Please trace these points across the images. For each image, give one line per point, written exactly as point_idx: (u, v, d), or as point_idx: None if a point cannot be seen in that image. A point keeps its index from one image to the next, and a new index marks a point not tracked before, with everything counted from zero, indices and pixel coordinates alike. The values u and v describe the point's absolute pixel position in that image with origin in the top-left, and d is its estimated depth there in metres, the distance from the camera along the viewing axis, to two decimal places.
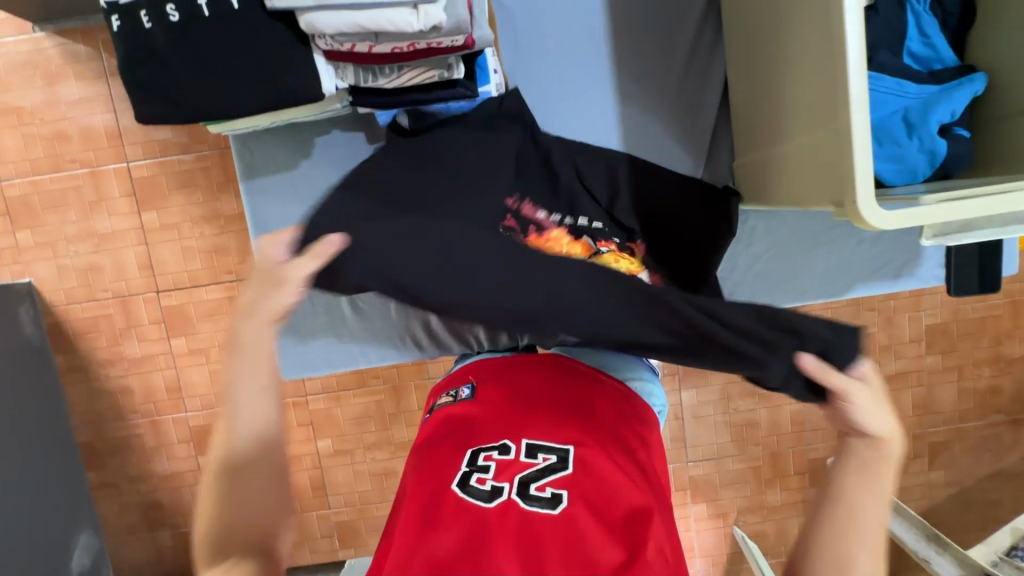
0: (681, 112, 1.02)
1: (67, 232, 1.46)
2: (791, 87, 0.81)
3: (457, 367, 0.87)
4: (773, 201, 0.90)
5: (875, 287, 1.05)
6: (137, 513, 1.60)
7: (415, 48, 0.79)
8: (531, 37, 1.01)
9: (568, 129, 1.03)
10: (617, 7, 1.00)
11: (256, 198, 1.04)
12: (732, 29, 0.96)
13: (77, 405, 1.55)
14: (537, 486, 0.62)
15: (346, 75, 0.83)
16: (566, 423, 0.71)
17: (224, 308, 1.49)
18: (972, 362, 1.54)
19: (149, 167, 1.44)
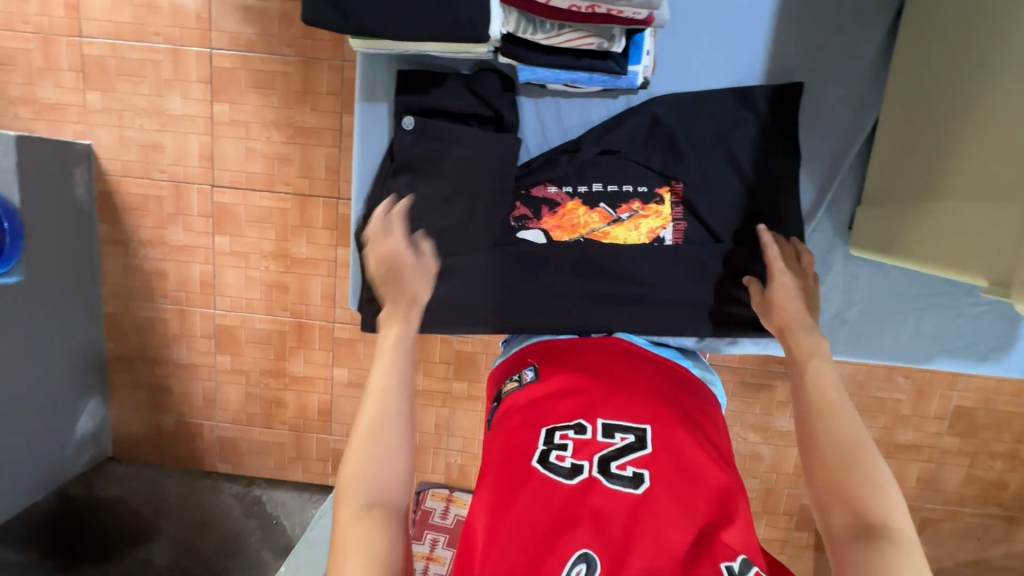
0: (823, 147, 0.99)
1: (138, 104, 1.44)
2: (970, 157, 0.79)
3: (515, 352, 0.92)
4: (907, 254, 0.88)
5: (955, 364, 1.04)
6: (146, 392, 1.63)
7: (592, 11, 0.75)
8: (686, 34, 0.96)
9: (691, 142, 0.98)
10: (785, 17, 0.96)
11: (369, 124, 1.01)
12: (904, 78, 0.92)
13: (110, 277, 1.55)
14: (617, 464, 0.68)
15: (508, 21, 0.79)
16: (641, 404, 0.75)
17: (274, 218, 1.48)
18: (988, 452, 1.53)
19: (232, 59, 1.41)
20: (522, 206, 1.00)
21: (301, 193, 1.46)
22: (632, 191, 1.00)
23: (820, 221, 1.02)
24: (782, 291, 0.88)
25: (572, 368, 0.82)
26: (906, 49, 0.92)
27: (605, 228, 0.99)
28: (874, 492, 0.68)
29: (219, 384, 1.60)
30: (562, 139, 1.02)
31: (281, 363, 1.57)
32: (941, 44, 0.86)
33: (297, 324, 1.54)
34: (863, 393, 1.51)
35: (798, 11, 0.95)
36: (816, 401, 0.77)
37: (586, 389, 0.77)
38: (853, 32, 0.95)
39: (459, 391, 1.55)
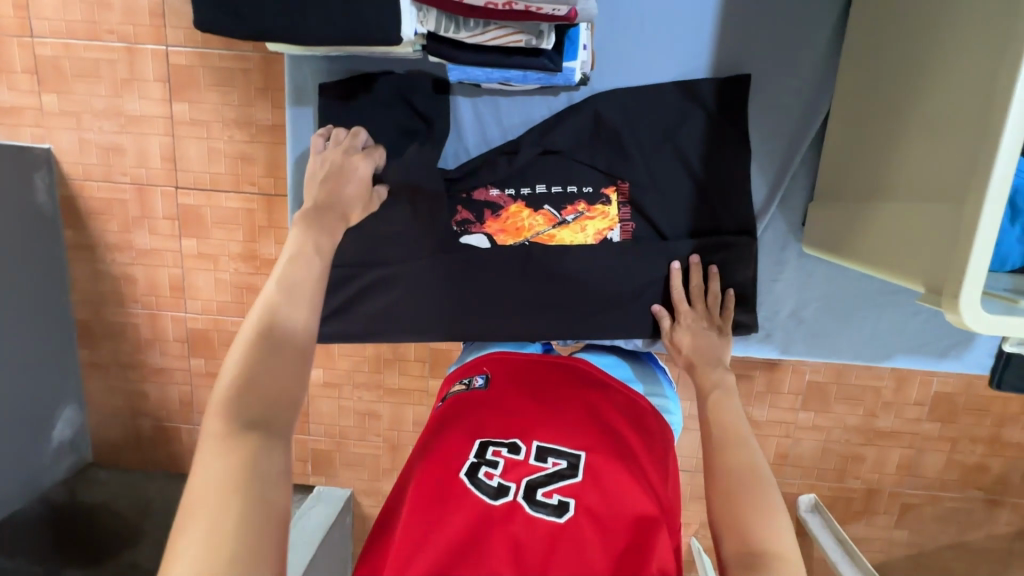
0: (774, 141, 0.96)
1: (95, 105, 1.41)
2: (912, 153, 0.76)
3: (470, 359, 0.91)
4: (852, 255, 0.85)
5: (912, 360, 1.02)
6: (122, 397, 1.62)
7: (510, 8, 0.70)
8: (629, 26, 0.93)
9: (639, 138, 0.95)
10: (734, 5, 0.91)
11: (299, 127, 0.98)
12: (854, 70, 0.88)
13: (79, 283, 1.53)
14: (544, 492, 0.66)
15: (427, 20, 0.75)
16: (580, 428, 0.74)
17: (240, 219, 1.45)
18: (969, 436, 1.52)
19: (188, 56, 1.36)
20: (463, 212, 0.97)
21: (266, 193, 1.43)
22: (576, 191, 0.97)
23: (773, 218, 0.99)
24: (685, 334, 0.90)
25: (518, 386, 0.80)
26: (857, 37, 0.88)
27: (549, 231, 0.96)
28: (757, 508, 0.64)
29: (195, 388, 1.59)
30: (502, 139, 0.99)
31: None
32: (889, 34, 0.82)
33: None
34: (843, 381, 1.50)
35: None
36: (722, 434, 0.74)
37: (528, 409, 0.76)
38: (804, 18, 0.91)
39: (436, 389, 1.54)
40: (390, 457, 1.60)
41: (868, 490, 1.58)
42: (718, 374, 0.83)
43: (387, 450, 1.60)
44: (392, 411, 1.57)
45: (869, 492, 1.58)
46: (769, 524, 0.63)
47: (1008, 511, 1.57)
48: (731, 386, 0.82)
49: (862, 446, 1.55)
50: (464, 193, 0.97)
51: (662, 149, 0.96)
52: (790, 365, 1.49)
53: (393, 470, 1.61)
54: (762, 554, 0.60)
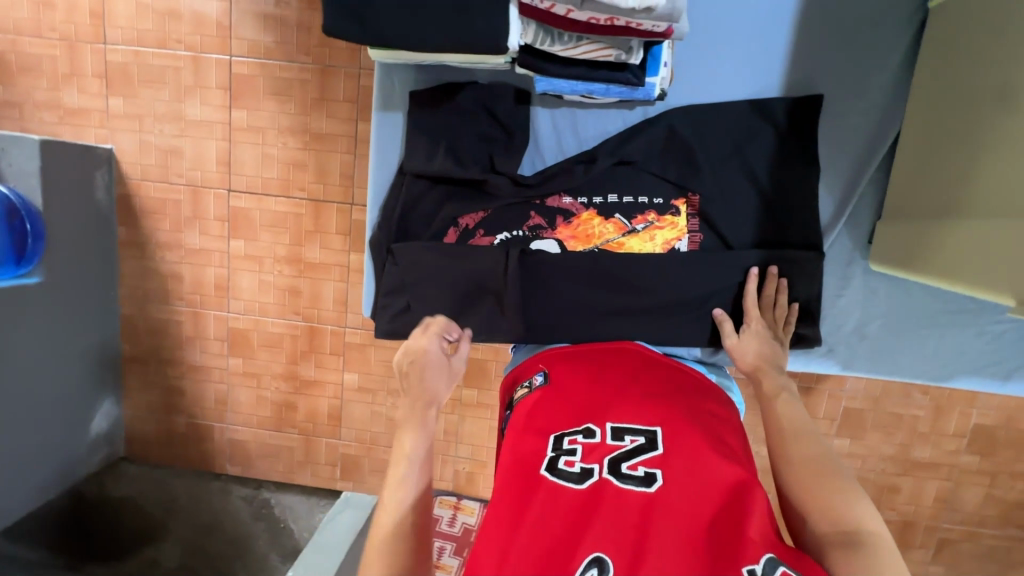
0: (842, 159, 0.98)
1: (158, 109, 1.47)
2: (988, 167, 0.77)
3: (527, 358, 0.93)
4: (924, 268, 0.86)
5: (978, 382, 1.02)
6: (159, 393, 1.65)
7: (610, 24, 0.73)
8: (705, 46, 0.96)
9: (708, 153, 0.97)
10: (804, 29, 0.95)
11: (384, 131, 1.02)
12: (924, 90, 0.90)
13: (127, 279, 1.58)
14: (628, 465, 0.68)
15: (526, 32, 0.77)
16: (649, 406, 0.76)
17: (288, 223, 1.50)
18: (1009, 472, 1.49)
19: (250, 66, 1.43)
20: (535, 219, 1.01)
21: (315, 199, 1.47)
22: (646, 201, 1.00)
23: (839, 234, 1.01)
24: (751, 336, 0.92)
25: (582, 375, 0.83)
26: (929, 57, 0.90)
27: (619, 239, 0.99)
28: (838, 492, 0.68)
29: (230, 386, 1.62)
30: (578, 149, 1.01)
31: (292, 367, 1.58)
32: (962, 54, 0.83)
33: (309, 329, 1.55)
34: (880, 409, 1.48)
35: (820, 22, 0.94)
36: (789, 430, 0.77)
37: (597, 394, 0.78)
38: (874, 44, 0.94)
39: (468, 398, 1.54)
40: None
41: (903, 523, 1.55)
42: (780, 379, 0.86)
43: None
44: None
45: (904, 525, 1.55)
46: (853, 502, 0.67)
47: None
48: (794, 393, 0.84)
49: (897, 476, 1.52)
50: (537, 200, 1.01)
51: (730, 164, 0.98)
52: (827, 390, 1.48)
53: None
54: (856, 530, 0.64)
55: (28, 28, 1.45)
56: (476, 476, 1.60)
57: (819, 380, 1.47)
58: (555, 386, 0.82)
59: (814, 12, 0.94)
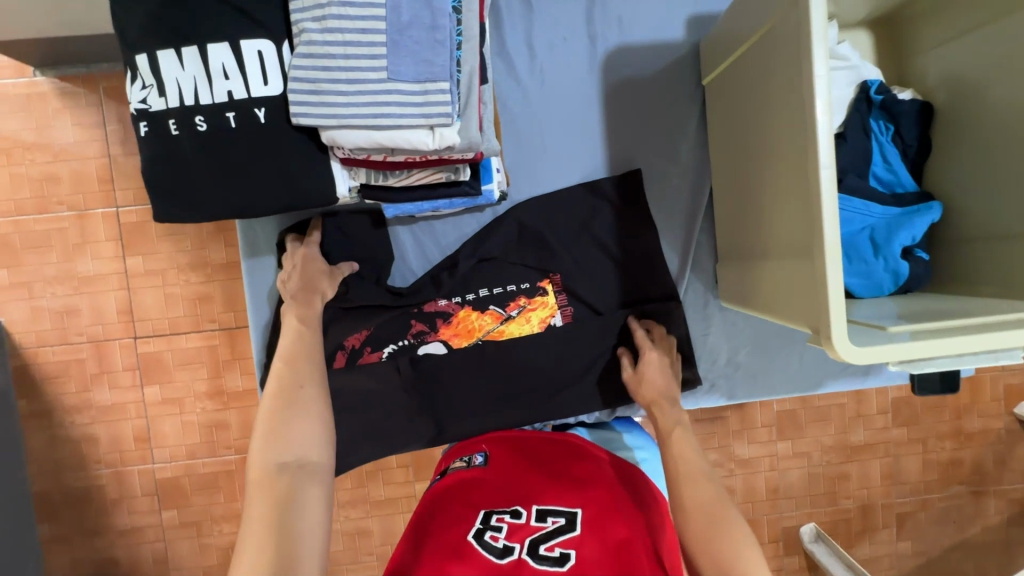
0: (674, 213, 1.07)
1: (47, 273, 1.44)
2: (765, 208, 0.81)
3: (463, 445, 0.97)
4: (755, 304, 0.89)
5: (842, 381, 1.11)
6: (88, 570, 1.51)
7: (426, 158, 0.83)
8: (531, 140, 1.05)
9: (560, 230, 1.06)
10: (613, 108, 1.05)
11: (255, 275, 1.04)
12: (720, 139, 0.98)
13: (36, 453, 1.47)
14: (546, 546, 0.69)
15: (357, 175, 0.87)
16: (574, 491, 0.78)
17: (203, 357, 1.46)
18: (935, 434, 1.60)
19: (139, 212, 1.44)
20: (415, 326, 1.03)
21: (227, 327, 1.46)
22: (515, 288, 1.05)
23: (689, 280, 1.09)
24: (650, 365, 0.96)
25: (514, 459, 0.87)
26: (717, 110, 0.98)
27: (497, 327, 1.03)
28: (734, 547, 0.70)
29: (168, 542, 1.51)
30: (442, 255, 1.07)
31: (233, 505, 1.50)
32: (732, 105, 0.91)
33: (244, 460, 1.49)
34: (807, 405, 1.57)
35: (621, 102, 1.05)
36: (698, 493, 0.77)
37: (528, 480, 0.81)
38: (677, 108, 1.05)
39: (424, 492, 1.51)
40: None
41: (862, 507, 1.61)
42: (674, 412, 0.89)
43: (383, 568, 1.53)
44: (381, 525, 1.52)
45: (863, 509, 1.61)
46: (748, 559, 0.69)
47: (993, 499, 1.62)
48: (688, 425, 0.88)
49: (843, 464, 1.60)
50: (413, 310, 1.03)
51: (585, 237, 1.06)
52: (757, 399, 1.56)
53: None
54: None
55: None
56: None
57: None
58: (489, 469, 0.85)
59: (614, 98, 1.05)
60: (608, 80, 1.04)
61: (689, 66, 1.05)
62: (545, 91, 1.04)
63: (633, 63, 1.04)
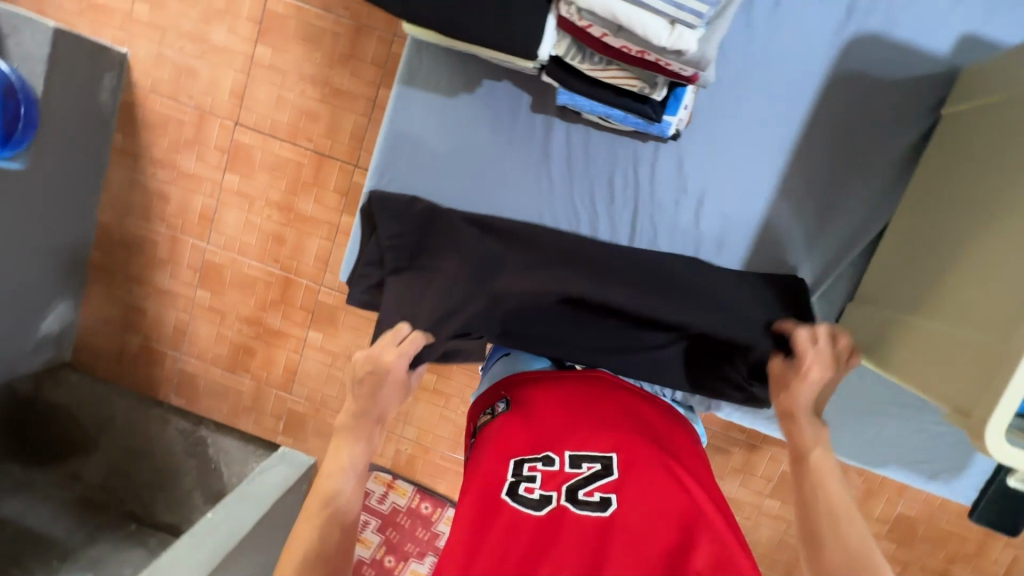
0: (835, 233, 0.97)
1: (183, 26, 1.44)
2: (965, 278, 0.77)
3: (491, 384, 0.91)
4: (880, 364, 0.86)
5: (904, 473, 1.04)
6: (118, 308, 1.62)
7: (641, 57, 0.73)
8: (732, 94, 0.95)
9: (713, 196, 0.98)
10: (832, 98, 0.94)
11: (401, 104, 1.00)
12: (923, 187, 0.91)
13: (113, 187, 1.54)
14: (585, 491, 0.68)
15: (559, 45, 0.77)
16: (608, 429, 0.76)
17: (288, 170, 1.48)
18: (919, 565, 1.55)
19: (285, 6, 1.41)
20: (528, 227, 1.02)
21: (320, 152, 1.46)
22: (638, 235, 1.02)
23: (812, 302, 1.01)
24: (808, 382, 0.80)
25: (544, 397, 0.82)
26: (937, 157, 0.90)
27: None
28: None
29: (192, 318, 1.59)
30: (583, 166, 1.01)
31: (259, 313, 1.57)
32: (966, 159, 0.84)
33: (285, 279, 1.54)
34: None
35: (843, 96, 0.94)
36: (811, 501, 0.71)
37: (562, 420, 0.78)
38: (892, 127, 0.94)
39: (427, 382, 1.55)
40: None
41: None
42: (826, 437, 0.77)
43: None
44: None
45: None
46: None
47: None
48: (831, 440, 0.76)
49: None
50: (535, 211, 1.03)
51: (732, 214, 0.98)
52: (770, 451, 1.52)
53: None
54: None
55: None
56: (416, 459, 1.60)
57: (764, 440, 1.50)
58: (515, 413, 0.81)
59: (841, 88, 0.94)
60: (842, 68, 0.93)
61: (929, 91, 0.93)
62: (772, 47, 0.93)
63: (877, 60, 0.92)
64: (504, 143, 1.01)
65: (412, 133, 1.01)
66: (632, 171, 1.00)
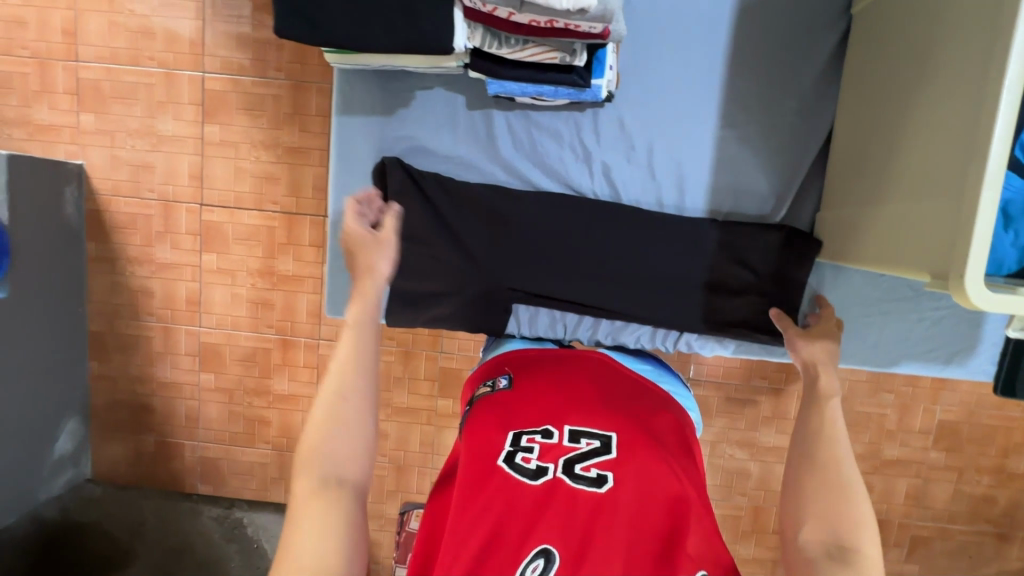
0: (786, 152, 0.98)
1: (130, 125, 1.48)
2: (905, 159, 0.79)
3: (490, 358, 0.94)
4: (857, 257, 0.88)
5: (922, 368, 1.03)
6: (127, 411, 1.62)
7: (551, 26, 0.75)
8: (651, 45, 0.97)
9: (662, 147, 0.99)
10: (745, 24, 0.96)
11: (344, 135, 1.01)
12: (853, 85, 0.93)
13: (96, 295, 1.56)
14: (582, 466, 0.70)
15: (474, 36, 0.79)
16: (608, 413, 0.78)
17: (261, 236, 1.50)
18: (975, 467, 1.53)
19: (223, 82, 1.45)
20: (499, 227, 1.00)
21: (287, 211, 1.48)
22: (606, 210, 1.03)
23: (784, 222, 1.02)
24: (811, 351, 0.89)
25: (543, 375, 0.85)
26: (858, 54, 0.92)
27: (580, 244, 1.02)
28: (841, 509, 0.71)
29: (202, 403, 1.59)
30: (532, 151, 1.01)
31: (265, 381, 1.57)
32: (882, 48, 0.86)
33: (282, 341, 1.54)
34: (847, 408, 1.52)
35: (757, 22, 0.95)
36: (813, 442, 0.78)
37: (559, 397, 0.80)
38: (812, 39, 0.95)
39: (445, 409, 1.54)
40: (394, 478, 1.59)
41: (876, 521, 1.57)
42: (836, 379, 0.85)
43: (392, 471, 1.58)
44: (397, 431, 1.56)
45: (877, 523, 1.57)
46: (849, 522, 0.70)
47: (1016, 545, 1.56)
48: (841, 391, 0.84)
49: (867, 475, 1.55)
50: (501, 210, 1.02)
51: (684, 160, 0.99)
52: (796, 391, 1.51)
53: (397, 492, 1.59)
54: (844, 548, 0.68)
55: None
56: None
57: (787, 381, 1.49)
58: (515, 389, 0.82)
59: (752, 15, 0.95)
60: None
61: None
62: None
63: None
64: (449, 150, 1.01)
65: (360, 159, 1.02)
66: (577, 143, 1.00)
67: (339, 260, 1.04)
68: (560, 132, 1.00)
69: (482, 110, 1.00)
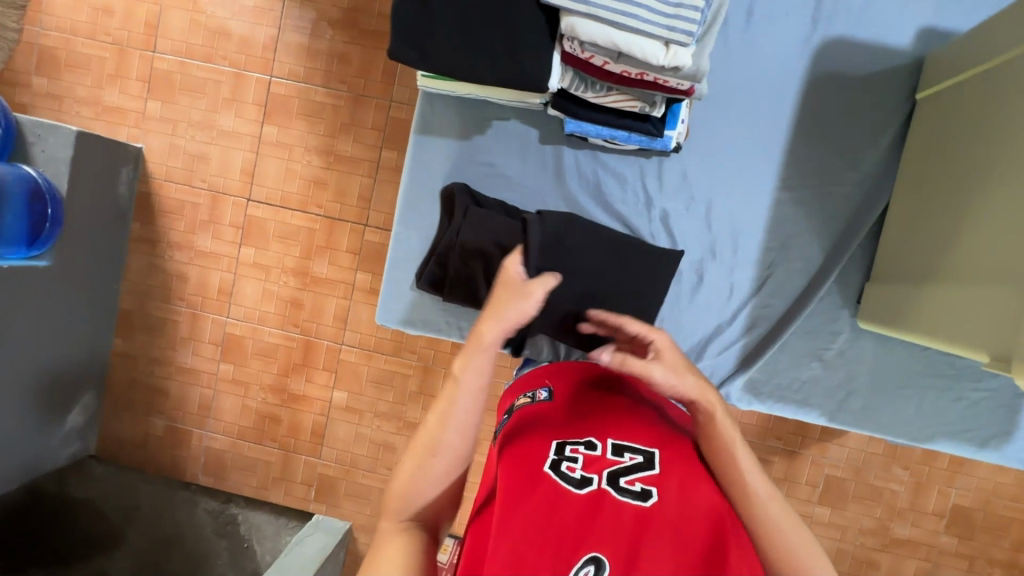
0: (837, 220, 1.02)
1: (194, 117, 1.54)
2: (975, 241, 0.80)
3: (531, 375, 0.96)
4: (912, 330, 0.88)
5: (955, 448, 1.02)
6: (140, 391, 1.63)
7: (641, 78, 0.80)
8: (721, 103, 1.01)
9: (723, 201, 1.03)
10: (812, 95, 1.00)
11: (419, 152, 1.05)
12: (914, 163, 0.96)
13: (132, 274, 1.60)
14: (627, 480, 0.72)
15: (564, 78, 0.82)
16: (647, 429, 0.80)
17: (301, 236, 1.54)
18: (986, 557, 1.49)
19: (289, 87, 1.52)
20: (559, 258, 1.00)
21: (330, 216, 1.52)
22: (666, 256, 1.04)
23: (832, 289, 1.03)
24: None
25: (584, 393, 0.87)
26: (920, 136, 0.96)
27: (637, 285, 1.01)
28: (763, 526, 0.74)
29: (217, 393, 1.60)
30: (596, 189, 1.05)
31: (283, 379, 1.58)
32: (948, 134, 0.90)
33: (306, 342, 1.56)
34: (861, 480, 1.50)
35: (826, 96, 1.00)
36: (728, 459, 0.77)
37: (601, 414, 0.82)
38: (873, 116, 1.00)
39: None
40: None
41: None
42: None
43: None
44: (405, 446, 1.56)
45: None
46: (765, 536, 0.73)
47: None
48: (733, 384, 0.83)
49: (876, 551, 1.51)
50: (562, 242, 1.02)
51: (739, 215, 1.03)
52: (811, 455, 1.50)
53: None
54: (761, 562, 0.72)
55: (84, 30, 1.54)
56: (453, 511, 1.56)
57: (802, 444, 1.49)
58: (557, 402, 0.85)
59: (819, 88, 1.00)
60: (817, 68, 1.00)
61: (901, 79, 1.00)
62: (750, 56, 1.00)
63: (845, 58, 0.99)
64: (516, 178, 1.05)
65: (432, 177, 1.06)
66: (641, 187, 1.04)
67: (396, 269, 1.07)
68: (625, 175, 1.04)
69: (550, 145, 1.04)
